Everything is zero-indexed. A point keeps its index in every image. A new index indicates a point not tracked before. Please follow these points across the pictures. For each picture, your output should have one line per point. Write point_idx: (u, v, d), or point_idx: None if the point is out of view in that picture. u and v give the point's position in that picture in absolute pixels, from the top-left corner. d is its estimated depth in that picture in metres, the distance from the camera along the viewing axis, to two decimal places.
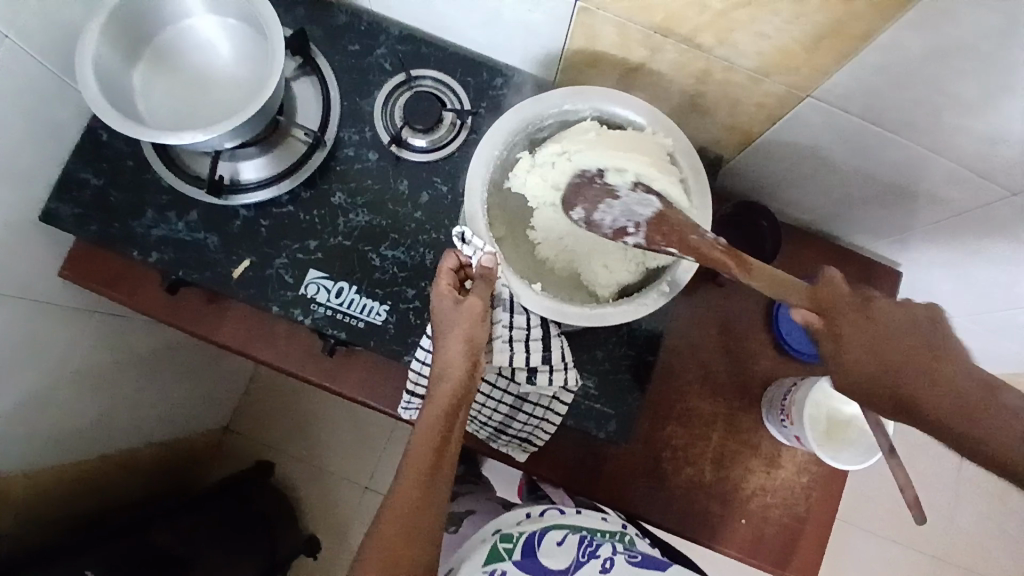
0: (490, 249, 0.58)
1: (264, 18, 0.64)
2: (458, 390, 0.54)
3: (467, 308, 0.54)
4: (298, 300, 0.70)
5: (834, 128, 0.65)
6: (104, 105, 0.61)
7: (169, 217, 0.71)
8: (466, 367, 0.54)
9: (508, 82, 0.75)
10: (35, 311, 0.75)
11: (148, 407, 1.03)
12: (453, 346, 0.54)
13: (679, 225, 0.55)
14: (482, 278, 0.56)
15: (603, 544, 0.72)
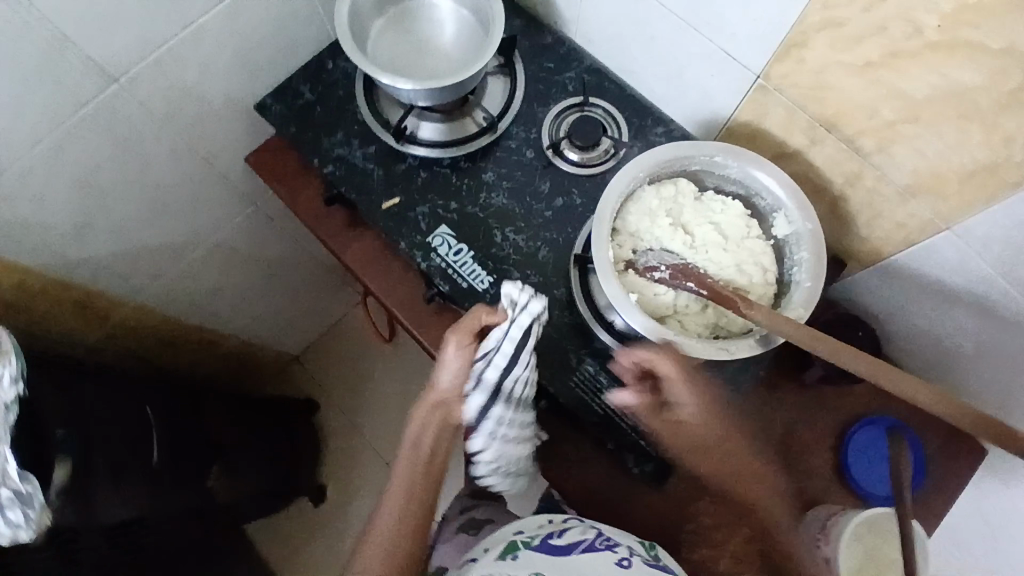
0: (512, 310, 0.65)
1: (497, 20, 0.76)
2: (438, 419, 0.68)
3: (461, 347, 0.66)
4: (422, 246, 0.78)
5: (967, 273, 0.66)
6: (349, 40, 0.74)
7: (353, 143, 0.82)
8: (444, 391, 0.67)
9: (669, 133, 0.82)
10: (213, 177, 0.89)
11: (250, 300, 1.16)
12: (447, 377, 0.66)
13: (698, 274, 0.64)
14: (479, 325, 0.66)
15: (621, 543, 0.67)
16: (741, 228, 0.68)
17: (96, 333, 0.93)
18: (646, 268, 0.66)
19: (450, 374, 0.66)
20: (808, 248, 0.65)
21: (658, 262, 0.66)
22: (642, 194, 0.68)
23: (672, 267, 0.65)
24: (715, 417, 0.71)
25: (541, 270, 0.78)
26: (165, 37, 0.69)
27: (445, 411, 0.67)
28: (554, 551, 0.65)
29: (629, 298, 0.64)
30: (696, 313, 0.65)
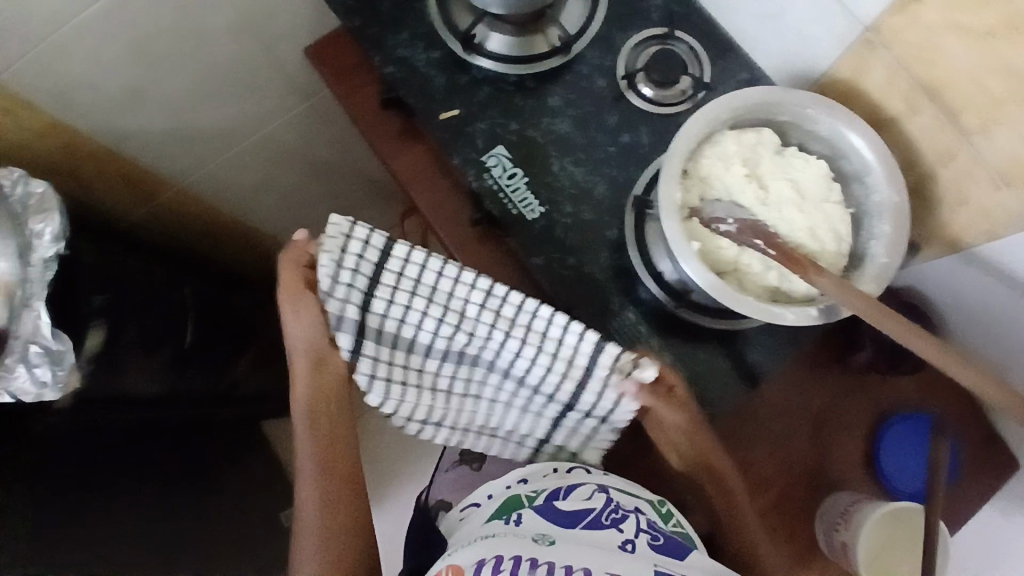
0: (331, 247, 0.60)
1: None
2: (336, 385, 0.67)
3: (306, 307, 0.62)
4: (477, 164, 0.75)
5: None
6: None
7: (418, 45, 0.77)
8: (323, 350, 0.65)
9: (755, 80, 0.75)
10: (270, 65, 0.86)
11: (291, 201, 1.15)
12: (335, 353, 0.65)
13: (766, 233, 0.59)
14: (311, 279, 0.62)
15: (629, 517, 0.62)
16: (820, 190, 0.62)
17: (140, 208, 0.93)
18: (711, 218, 0.61)
19: (303, 329, 0.63)
20: (890, 221, 0.59)
21: (725, 214, 0.61)
22: (720, 139, 0.63)
23: (739, 221, 0.60)
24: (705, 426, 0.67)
25: (596, 208, 0.74)
26: None
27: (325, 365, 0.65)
28: (558, 520, 0.62)
29: (687, 248, 0.60)
30: (759, 272, 0.61)
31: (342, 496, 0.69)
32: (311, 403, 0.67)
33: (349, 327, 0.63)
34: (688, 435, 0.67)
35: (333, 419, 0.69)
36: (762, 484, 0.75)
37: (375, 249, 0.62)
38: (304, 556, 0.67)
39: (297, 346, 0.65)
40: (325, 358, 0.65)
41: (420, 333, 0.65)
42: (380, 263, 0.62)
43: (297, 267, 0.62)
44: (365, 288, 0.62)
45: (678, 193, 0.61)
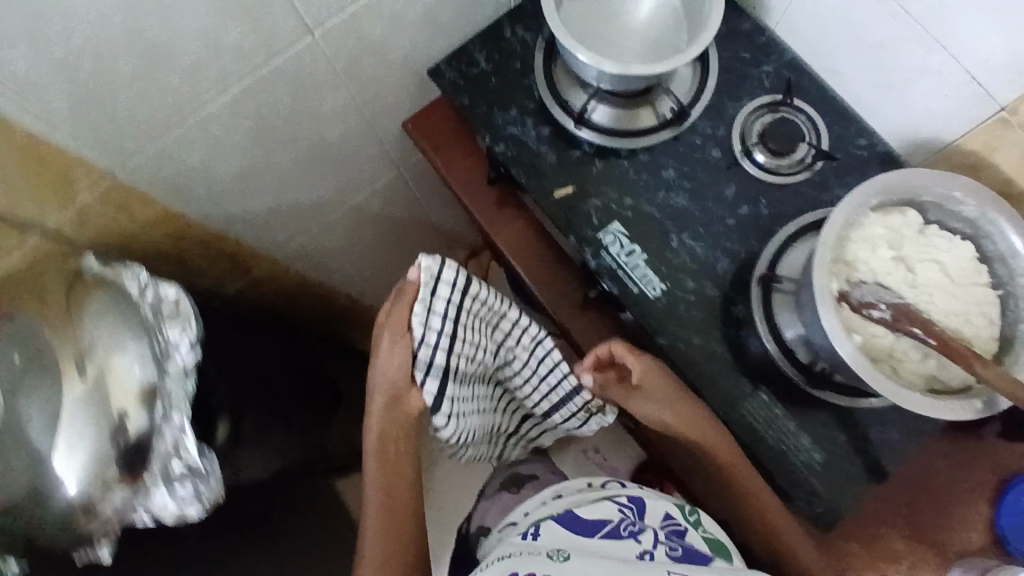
0: (428, 275, 0.67)
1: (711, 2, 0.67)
2: (407, 413, 0.73)
3: (397, 344, 0.68)
4: (593, 241, 0.74)
5: None
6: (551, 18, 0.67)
7: (527, 122, 0.76)
8: (399, 385, 0.71)
9: (873, 145, 0.74)
10: (370, 140, 0.85)
11: (368, 258, 1.15)
12: (409, 388, 0.72)
13: (928, 322, 0.58)
14: (401, 302, 0.68)
15: (647, 530, 0.66)
16: (969, 274, 0.61)
17: (234, 283, 0.94)
18: (861, 305, 0.60)
19: (393, 363, 0.69)
20: None
21: (877, 300, 0.60)
22: (862, 223, 0.62)
23: (892, 306, 0.59)
24: (688, 405, 0.67)
25: (718, 284, 0.73)
26: None
27: (400, 397, 0.72)
28: (577, 528, 0.66)
29: (846, 340, 0.59)
30: (915, 362, 0.60)
31: (399, 509, 0.77)
32: (383, 426, 0.73)
33: (433, 368, 0.70)
34: (649, 390, 0.67)
35: (402, 444, 0.76)
36: (892, 556, 0.75)
37: (460, 293, 0.70)
38: (372, 554, 0.76)
39: (379, 381, 0.71)
40: (402, 391, 0.72)
41: (465, 363, 0.73)
42: (450, 298, 0.69)
43: (405, 305, 0.68)
44: (448, 332, 0.70)
45: (829, 281, 0.60)
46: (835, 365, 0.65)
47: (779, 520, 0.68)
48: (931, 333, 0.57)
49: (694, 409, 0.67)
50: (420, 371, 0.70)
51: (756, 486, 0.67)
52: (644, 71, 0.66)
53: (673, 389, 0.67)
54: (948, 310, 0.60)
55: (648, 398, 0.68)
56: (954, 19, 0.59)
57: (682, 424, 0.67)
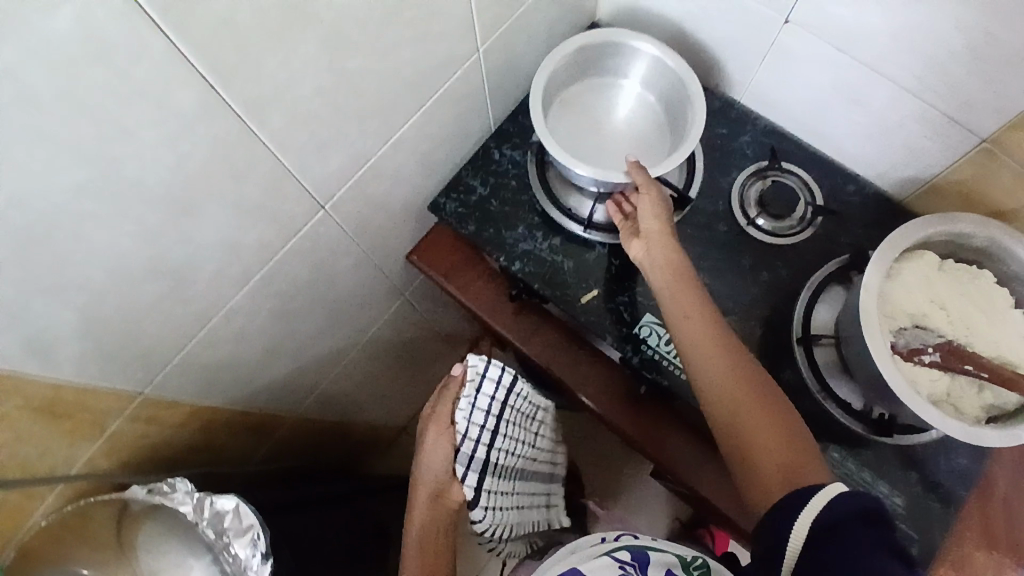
0: (473, 366, 0.73)
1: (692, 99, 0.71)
2: (448, 507, 0.77)
3: (441, 440, 0.74)
4: (631, 338, 0.74)
5: None
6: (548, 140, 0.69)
7: (537, 236, 0.77)
8: (444, 481, 0.75)
9: (861, 190, 0.79)
10: (378, 281, 0.85)
11: (379, 384, 1.12)
12: (453, 484, 0.76)
13: (973, 355, 0.61)
14: (443, 396, 0.75)
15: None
16: (997, 301, 0.64)
17: (258, 450, 0.91)
18: (910, 352, 0.63)
19: (439, 459, 0.75)
20: None
21: (923, 344, 0.63)
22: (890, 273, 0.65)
23: (938, 346, 0.63)
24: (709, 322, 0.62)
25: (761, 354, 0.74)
26: (372, 153, 0.64)
27: (443, 495, 0.76)
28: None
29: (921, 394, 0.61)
30: (974, 395, 0.62)
31: None
32: (424, 529, 0.76)
33: (476, 463, 0.75)
34: (667, 289, 0.64)
35: (438, 547, 0.76)
36: None
37: (505, 389, 0.75)
38: None
39: (426, 477, 0.76)
40: (446, 486, 0.76)
41: (495, 454, 0.77)
42: (490, 393, 0.74)
43: (448, 401, 0.75)
44: (489, 426, 0.75)
45: (879, 334, 0.62)
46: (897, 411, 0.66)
47: (790, 432, 0.55)
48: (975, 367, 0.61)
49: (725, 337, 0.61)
50: (462, 469, 0.75)
51: (753, 391, 0.57)
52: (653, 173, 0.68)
53: (698, 303, 0.63)
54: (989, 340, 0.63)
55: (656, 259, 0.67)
56: (914, 75, 0.65)
57: (709, 339, 0.60)
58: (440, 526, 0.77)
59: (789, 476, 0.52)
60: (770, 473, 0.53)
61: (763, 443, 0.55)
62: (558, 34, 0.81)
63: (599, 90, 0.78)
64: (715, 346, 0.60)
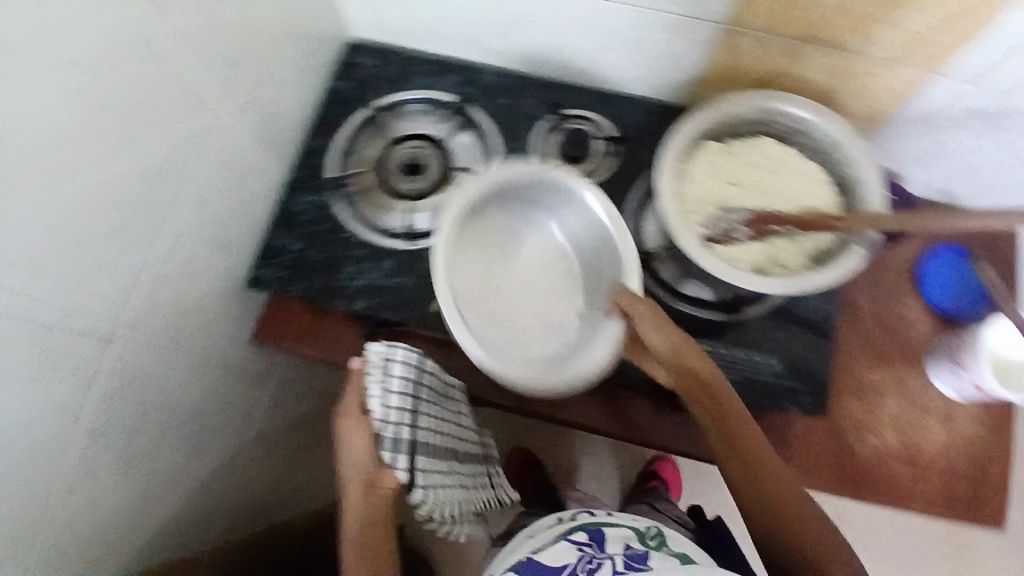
0: (373, 351, 0.65)
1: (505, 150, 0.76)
2: (386, 498, 0.64)
3: (357, 430, 0.63)
4: (494, 325, 0.74)
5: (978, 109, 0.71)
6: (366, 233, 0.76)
7: (367, 266, 0.75)
8: (369, 472, 0.63)
9: (648, 104, 0.82)
10: (233, 377, 0.80)
11: (294, 471, 1.08)
12: (383, 471, 0.63)
13: (777, 216, 0.65)
14: (352, 384, 0.65)
15: (604, 565, 0.67)
16: (782, 159, 0.69)
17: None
18: (724, 236, 0.67)
19: (358, 445, 0.63)
20: (851, 146, 0.66)
21: (732, 224, 0.67)
22: (683, 173, 0.69)
23: (746, 221, 0.66)
24: (713, 377, 0.63)
25: None
26: (151, 265, 0.60)
27: (375, 487, 0.63)
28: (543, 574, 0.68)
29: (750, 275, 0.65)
30: (793, 248, 0.67)
31: None
32: (363, 526, 0.63)
33: (404, 445, 0.63)
34: (687, 386, 0.63)
35: (382, 542, 0.64)
36: (879, 391, 0.81)
37: (423, 366, 0.68)
38: None
39: (350, 472, 0.63)
40: (374, 475, 0.63)
41: (424, 430, 0.66)
42: (398, 369, 0.65)
43: (358, 391, 0.65)
44: (410, 402, 0.64)
45: (691, 232, 0.66)
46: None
47: (829, 542, 0.58)
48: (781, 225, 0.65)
49: (721, 395, 0.62)
50: (388, 453, 0.63)
51: (754, 440, 0.62)
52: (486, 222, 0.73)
53: (705, 365, 0.63)
54: (782, 198, 0.69)
55: (682, 349, 0.62)
56: None
57: (691, 377, 0.62)
58: (383, 518, 0.64)
59: (814, 566, 0.57)
60: (802, 536, 0.58)
61: (800, 556, 0.58)
62: (308, 65, 0.77)
63: (398, 145, 0.79)
64: (722, 405, 0.62)
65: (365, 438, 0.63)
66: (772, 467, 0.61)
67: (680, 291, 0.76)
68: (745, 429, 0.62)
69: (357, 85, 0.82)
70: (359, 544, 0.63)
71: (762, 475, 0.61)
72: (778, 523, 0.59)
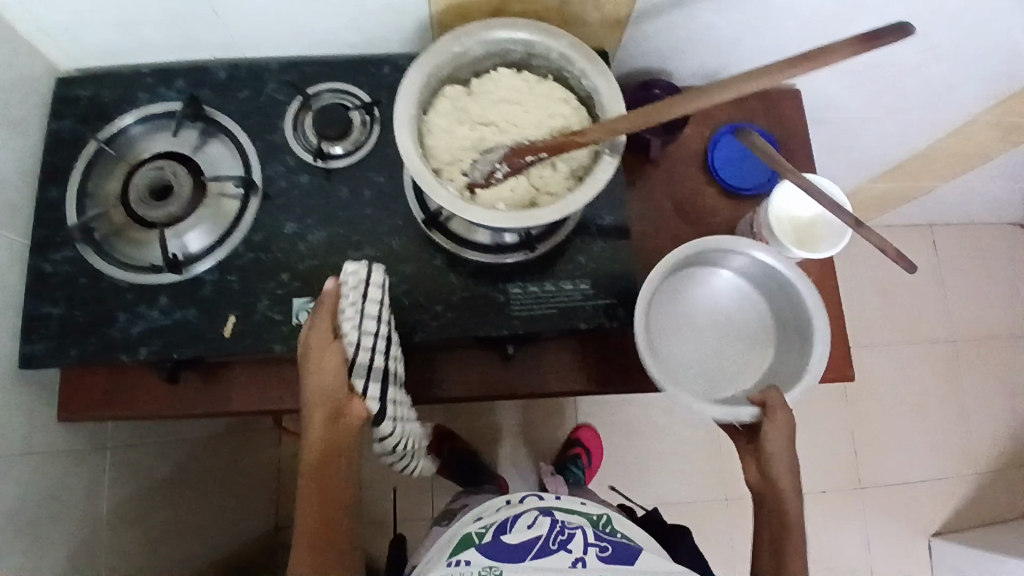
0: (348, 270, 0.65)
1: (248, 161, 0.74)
2: (347, 434, 0.68)
3: (328, 352, 0.65)
4: (296, 331, 0.71)
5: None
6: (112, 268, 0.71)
7: (144, 309, 0.71)
8: (337, 396, 0.66)
9: (397, 63, 0.78)
10: (51, 460, 0.76)
11: (191, 523, 1.06)
12: (351, 399, 0.66)
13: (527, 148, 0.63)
14: (318, 312, 0.65)
15: (575, 535, 0.72)
16: (522, 86, 0.68)
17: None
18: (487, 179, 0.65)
19: (330, 373, 0.65)
20: (580, 55, 0.65)
21: (491, 165, 0.65)
22: (428, 128, 0.66)
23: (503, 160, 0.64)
24: (791, 437, 0.71)
25: (410, 257, 0.74)
26: None
27: (343, 412, 0.67)
28: (508, 556, 0.70)
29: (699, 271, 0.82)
30: (553, 173, 0.66)
31: (328, 521, 0.69)
32: (320, 452, 0.69)
33: (377, 373, 0.66)
34: (768, 439, 0.71)
35: (337, 467, 0.69)
36: None
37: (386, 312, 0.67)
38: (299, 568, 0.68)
39: (316, 398, 0.66)
40: (343, 402, 0.66)
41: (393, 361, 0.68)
42: (379, 299, 0.66)
43: (325, 317, 0.65)
44: (375, 331, 0.65)
45: (447, 188, 0.63)
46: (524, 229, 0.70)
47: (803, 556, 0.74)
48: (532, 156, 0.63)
49: (790, 443, 0.71)
50: (362, 381, 0.65)
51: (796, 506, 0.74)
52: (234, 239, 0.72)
53: (788, 417, 0.70)
54: (534, 124, 0.67)
55: (783, 431, 0.70)
56: None
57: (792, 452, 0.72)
58: (345, 449, 0.69)
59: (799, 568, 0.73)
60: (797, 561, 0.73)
61: (779, 551, 0.74)
62: (12, 114, 0.70)
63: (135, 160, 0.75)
64: (784, 459, 0.72)
65: (330, 372, 0.65)
66: (791, 507, 0.74)
67: (476, 243, 0.75)
68: (791, 485, 0.73)
69: (82, 120, 0.75)
70: (318, 468, 0.69)
71: (783, 502, 0.74)
72: (787, 516, 0.74)
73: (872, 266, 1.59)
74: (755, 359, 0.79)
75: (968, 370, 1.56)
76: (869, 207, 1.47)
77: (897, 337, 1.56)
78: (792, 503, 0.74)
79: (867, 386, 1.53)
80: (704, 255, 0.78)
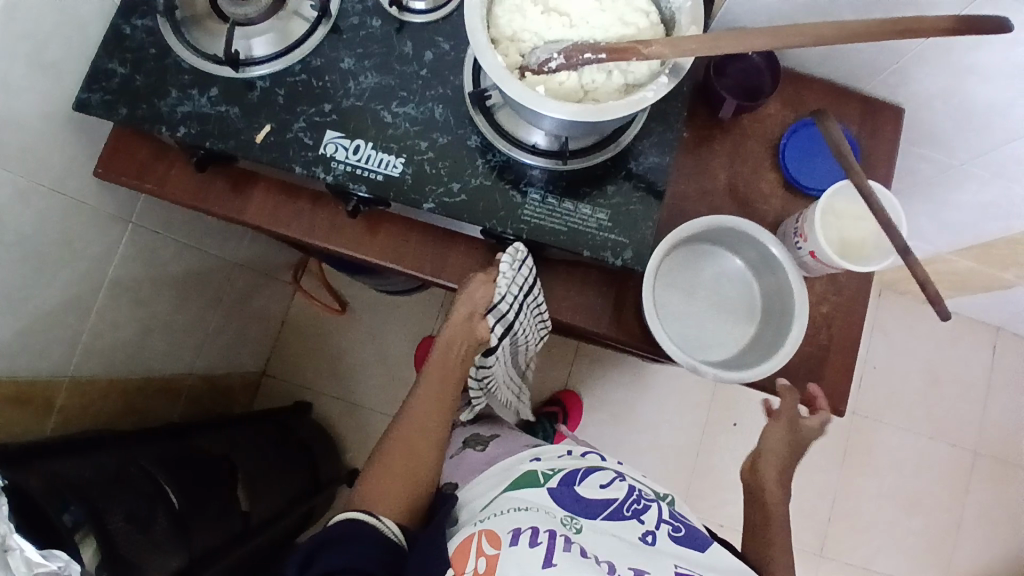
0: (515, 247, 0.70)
1: None
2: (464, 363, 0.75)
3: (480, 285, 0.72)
4: (318, 160, 0.73)
5: None
6: (180, 46, 0.75)
7: (193, 94, 0.74)
8: (474, 329, 0.72)
9: None
10: (75, 209, 0.82)
11: (182, 330, 1.13)
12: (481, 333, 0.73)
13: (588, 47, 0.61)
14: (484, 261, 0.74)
15: (651, 508, 0.66)
16: None
17: (50, 421, 0.88)
18: (540, 64, 0.63)
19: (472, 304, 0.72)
20: None
21: (548, 53, 0.63)
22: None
23: (561, 52, 0.62)
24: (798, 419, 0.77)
25: (445, 129, 0.74)
26: None
27: (469, 344, 0.74)
28: (580, 508, 0.64)
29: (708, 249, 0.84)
30: (607, 81, 0.65)
31: (428, 434, 0.73)
32: (440, 371, 0.74)
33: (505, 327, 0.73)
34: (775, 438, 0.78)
35: (450, 390, 0.74)
36: None
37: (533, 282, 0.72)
38: (396, 454, 0.71)
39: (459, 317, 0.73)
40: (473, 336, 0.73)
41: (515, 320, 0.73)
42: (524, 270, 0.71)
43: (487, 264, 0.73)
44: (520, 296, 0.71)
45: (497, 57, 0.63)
46: (560, 131, 0.69)
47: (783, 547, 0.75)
48: (587, 55, 0.60)
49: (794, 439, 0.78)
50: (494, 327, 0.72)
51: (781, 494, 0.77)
52: (296, 54, 0.75)
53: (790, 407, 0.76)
54: (606, 25, 0.65)
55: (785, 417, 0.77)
56: None
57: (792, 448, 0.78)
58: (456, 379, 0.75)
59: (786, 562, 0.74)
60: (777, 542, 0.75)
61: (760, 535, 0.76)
62: None
63: None
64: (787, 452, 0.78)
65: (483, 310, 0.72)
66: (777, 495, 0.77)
67: (512, 136, 0.73)
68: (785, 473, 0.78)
69: None
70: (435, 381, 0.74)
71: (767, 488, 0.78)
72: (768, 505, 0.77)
73: (926, 345, 1.48)
74: (736, 344, 0.82)
75: (986, 488, 1.44)
76: (943, 279, 1.37)
77: (924, 426, 1.45)
78: (773, 495, 0.77)
79: (871, 462, 1.44)
80: (724, 235, 0.81)
